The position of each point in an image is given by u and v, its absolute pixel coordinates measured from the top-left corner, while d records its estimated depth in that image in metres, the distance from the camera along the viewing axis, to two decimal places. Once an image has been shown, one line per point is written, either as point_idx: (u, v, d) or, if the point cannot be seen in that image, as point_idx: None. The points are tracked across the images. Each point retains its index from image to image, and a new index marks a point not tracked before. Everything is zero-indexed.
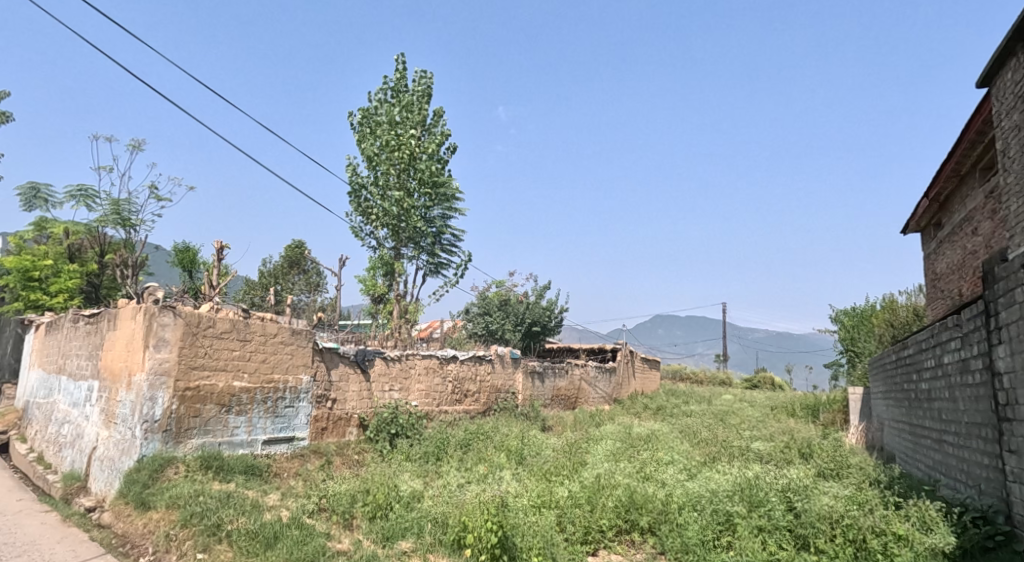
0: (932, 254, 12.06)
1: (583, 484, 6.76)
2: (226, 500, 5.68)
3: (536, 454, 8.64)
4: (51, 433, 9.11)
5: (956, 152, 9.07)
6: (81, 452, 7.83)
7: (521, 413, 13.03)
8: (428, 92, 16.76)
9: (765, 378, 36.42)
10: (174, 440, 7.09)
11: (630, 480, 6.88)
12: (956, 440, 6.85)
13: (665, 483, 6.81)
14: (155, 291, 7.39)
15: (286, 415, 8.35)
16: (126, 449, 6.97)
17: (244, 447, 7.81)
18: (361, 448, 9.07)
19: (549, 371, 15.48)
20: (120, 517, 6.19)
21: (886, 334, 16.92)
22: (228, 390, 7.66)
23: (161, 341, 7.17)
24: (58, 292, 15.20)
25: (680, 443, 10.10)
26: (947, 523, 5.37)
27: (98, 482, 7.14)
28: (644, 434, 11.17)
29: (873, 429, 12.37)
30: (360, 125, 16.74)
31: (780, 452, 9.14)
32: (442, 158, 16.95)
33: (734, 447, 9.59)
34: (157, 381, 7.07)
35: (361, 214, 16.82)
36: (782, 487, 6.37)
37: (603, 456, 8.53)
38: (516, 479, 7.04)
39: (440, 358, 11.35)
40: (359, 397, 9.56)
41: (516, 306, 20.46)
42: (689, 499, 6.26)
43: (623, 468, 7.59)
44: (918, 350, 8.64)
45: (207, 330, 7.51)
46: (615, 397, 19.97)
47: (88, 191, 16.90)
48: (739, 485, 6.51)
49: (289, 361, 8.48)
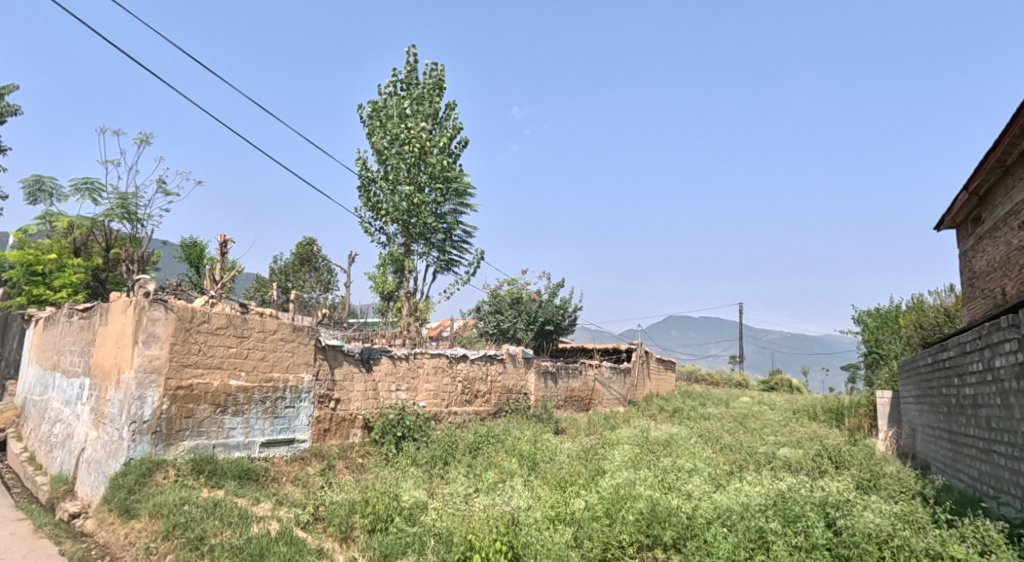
0: (970, 251, 11.39)
1: (600, 494, 6.22)
2: (212, 509, 5.23)
3: (550, 459, 8.14)
4: (43, 433, 8.73)
5: (1004, 141, 8.42)
6: (70, 453, 7.43)
7: (533, 415, 12.53)
8: (439, 85, 16.30)
9: (783, 379, 35.56)
10: (164, 442, 6.70)
11: (650, 490, 6.33)
12: (1010, 451, 6.25)
13: (689, 494, 6.25)
14: (147, 283, 6.96)
15: (286, 416, 7.91)
16: (113, 451, 6.56)
17: (239, 449, 7.39)
18: (365, 451, 8.61)
19: (562, 371, 14.97)
20: (102, 525, 5.77)
21: (914, 335, 16.20)
22: (223, 389, 7.23)
23: (150, 338, 6.76)
24: (61, 287, 14.92)
25: (702, 449, 9.53)
26: (1012, 547, 4.78)
27: (85, 486, 6.72)
28: (663, 439, 10.63)
29: (905, 435, 11.74)
30: (370, 119, 16.28)
31: (811, 460, 8.54)
32: (454, 152, 16.50)
33: (760, 454, 9.01)
34: (146, 380, 6.67)
35: (371, 209, 16.39)
36: (819, 500, 5.81)
37: (622, 463, 8.01)
38: (527, 488, 6.52)
39: (449, 357, 10.86)
40: (364, 397, 9.09)
41: (529, 304, 19.91)
42: (718, 512, 5.70)
43: (643, 476, 7.04)
44: (962, 353, 8.01)
45: (201, 326, 7.10)
46: (629, 398, 19.40)
47: (93, 184, 16.64)
48: (771, 498, 5.96)
49: (290, 359, 8.02)
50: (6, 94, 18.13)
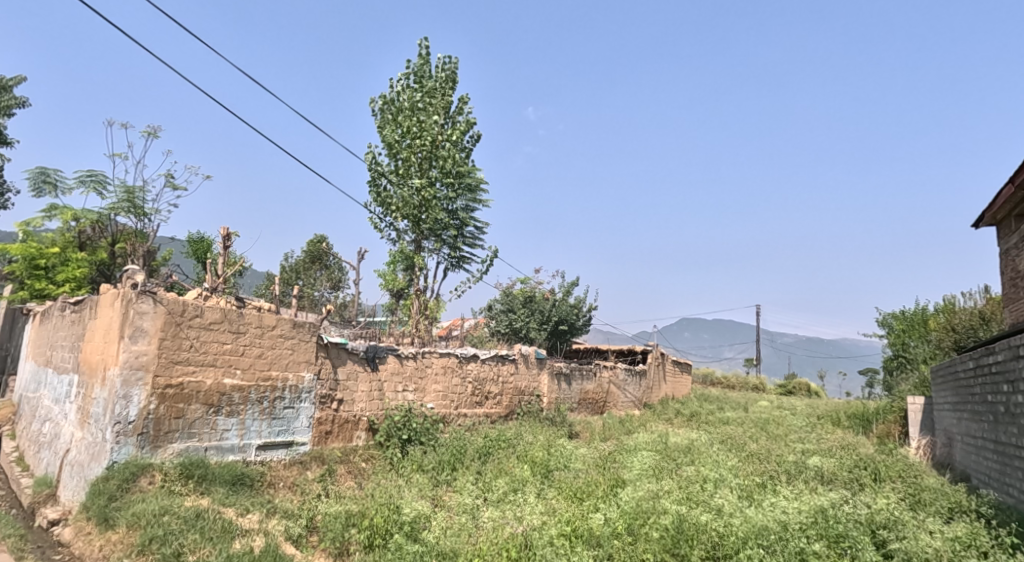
0: (1013, 250, 10.72)
1: (620, 508, 5.65)
2: (193, 521, 4.76)
3: (565, 466, 7.63)
4: (33, 432, 8.33)
5: None
6: (55, 455, 7.01)
7: (546, 417, 12.00)
8: (452, 78, 15.79)
9: (801, 383, 34.70)
10: (151, 445, 6.27)
11: (675, 503, 5.75)
12: None
13: (718, 508, 5.63)
14: (135, 274, 6.50)
15: (285, 417, 7.45)
16: (96, 454, 6.14)
17: (234, 452, 6.94)
18: (369, 455, 8.12)
19: (576, 373, 14.42)
20: (79, 535, 5.35)
21: (946, 338, 15.45)
22: (216, 388, 6.79)
23: (138, 332, 6.32)
24: (63, 281, 14.61)
25: (726, 457, 8.95)
26: None
27: (67, 490, 6.29)
28: (684, 445, 10.05)
29: (940, 444, 11.06)
30: (381, 112, 15.83)
31: (846, 471, 7.91)
32: (466, 147, 16.01)
33: (790, 464, 8.40)
34: (133, 377, 6.23)
35: (380, 204, 15.89)
36: (864, 518, 5.24)
37: (642, 471, 7.48)
38: (540, 500, 5.98)
39: (459, 357, 10.36)
40: (368, 398, 8.59)
41: (542, 303, 19.36)
42: (751, 527, 5.09)
43: (667, 488, 6.43)
44: (1012, 357, 7.37)
45: (193, 320, 6.66)
46: (645, 402, 18.80)
47: (98, 176, 16.36)
48: (811, 514, 5.36)
49: (290, 357, 7.53)
50: (15, 85, 17.94)
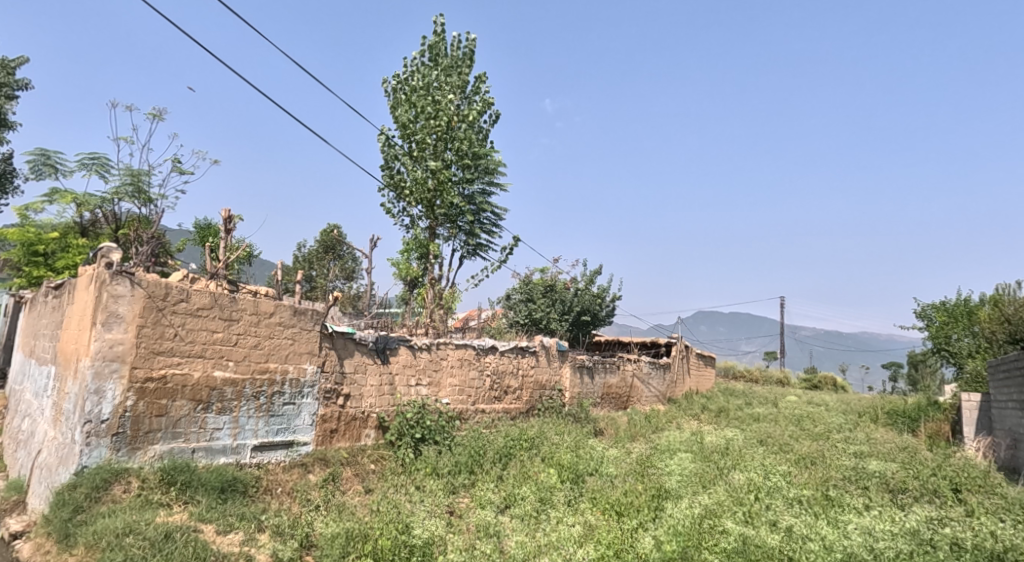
0: None
1: (670, 526, 4.77)
2: (161, 546, 4.08)
3: (598, 470, 6.80)
4: (14, 428, 7.59)
5: None
6: (29, 455, 6.29)
7: (569, 414, 11.18)
8: (469, 56, 14.90)
9: (826, 378, 33.47)
10: (128, 447, 5.53)
11: (735, 522, 4.85)
12: None
13: (788, 528, 4.70)
14: (111, 252, 5.71)
15: (284, 415, 6.68)
16: (65, 458, 5.42)
17: (226, 455, 6.16)
18: (379, 456, 7.33)
19: (600, 366, 13.55)
20: (38, 554, 4.70)
21: (999, 330, 14.26)
22: (205, 383, 6.02)
23: (112, 318, 5.55)
24: (63, 267, 13.97)
25: (774, 460, 8.05)
26: None
27: (34, 498, 5.58)
28: (722, 446, 9.15)
29: (1004, 447, 10.03)
30: (394, 92, 14.92)
31: (917, 479, 6.96)
32: (483, 128, 15.10)
33: (848, 470, 7.44)
34: (106, 369, 5.48)
35: (394, 189, 15.07)
36: (968, 542, 4.33)
37: (683, 477, 6.65)
38: (573, 516, 5.13)
39: (477, 349, 9.55)
40: (378, 393, 7.79)
41: (563, 293, 18.45)
42: (835, 555, 4.17)
43: (720, 501, 5.55)
44: None
45: (178, 306, 5.88)
46: (669, 396, 17.89)
47: (100, 159, 15.71)
48: (904, 539, 4.44)
49: (290, 348, 6.73)
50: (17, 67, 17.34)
